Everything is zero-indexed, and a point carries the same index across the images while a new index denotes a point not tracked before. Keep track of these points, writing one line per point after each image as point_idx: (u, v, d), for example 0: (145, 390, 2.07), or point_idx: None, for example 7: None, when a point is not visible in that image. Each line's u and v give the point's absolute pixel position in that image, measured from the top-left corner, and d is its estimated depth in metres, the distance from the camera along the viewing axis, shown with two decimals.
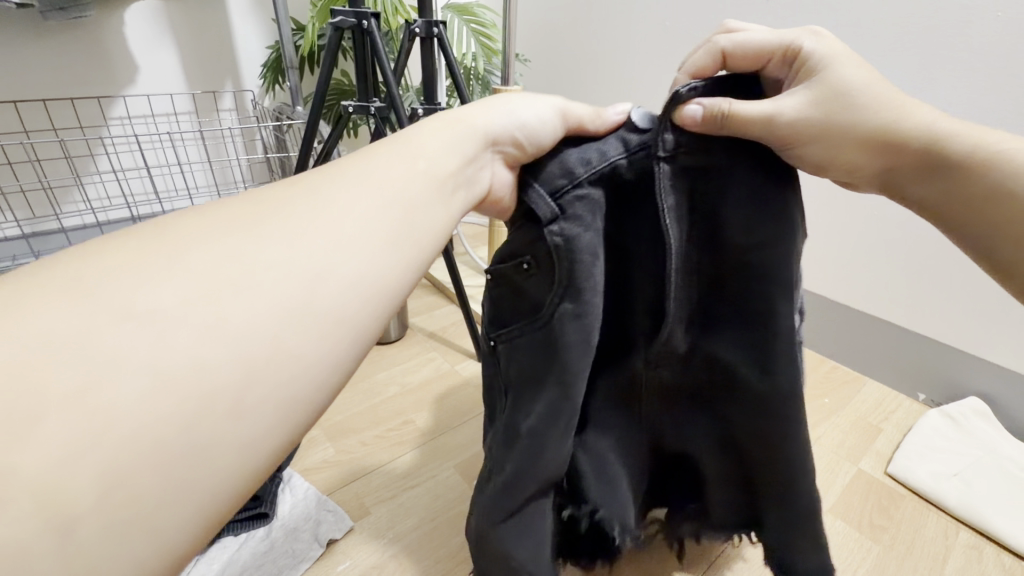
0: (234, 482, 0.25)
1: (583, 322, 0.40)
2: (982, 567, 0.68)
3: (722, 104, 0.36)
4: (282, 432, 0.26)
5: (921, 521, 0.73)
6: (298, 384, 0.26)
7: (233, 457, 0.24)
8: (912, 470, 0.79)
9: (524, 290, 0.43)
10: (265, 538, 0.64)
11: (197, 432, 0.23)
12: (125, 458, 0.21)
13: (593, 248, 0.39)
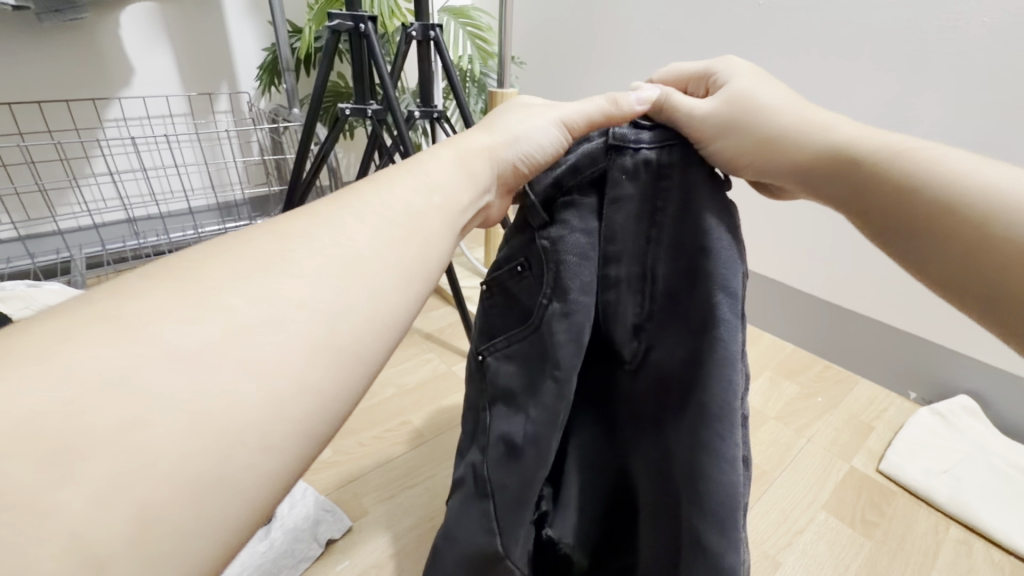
0: (287, 473, 0.24)
1: (570, 324, 0.38)
2: (972, 563, 0.69)
3: (664, 95, 0.40)
4: (319, 434, 0.26)
5: (912, 517, 0.75)
6: (343, 372, 0.27)
7: (286, 448, 0.24)
8: (903, 467, 0.80)
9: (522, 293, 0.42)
10: (264, 539, 0.64)
11: (255, 419, 0.23)
12: (191, 446, 0.21)
13: (578, 253, 0.38)
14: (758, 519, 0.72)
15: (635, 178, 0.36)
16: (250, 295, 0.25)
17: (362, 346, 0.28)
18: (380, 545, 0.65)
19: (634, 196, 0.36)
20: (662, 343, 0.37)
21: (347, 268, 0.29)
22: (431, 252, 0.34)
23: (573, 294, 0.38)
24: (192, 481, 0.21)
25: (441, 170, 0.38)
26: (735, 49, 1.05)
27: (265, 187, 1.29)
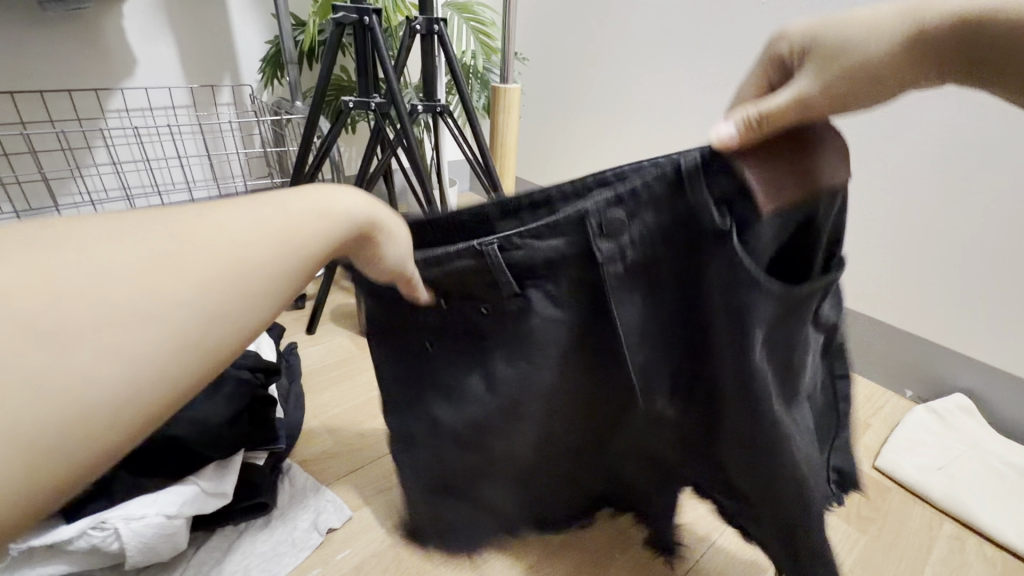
0: (140, 425, 0.25)
1: (505, 352, 0.48)
2: (964, 558, 0.70)
3: (749, 117, 0.34)
4: (188, 368, 0.26)
5: (906, 512, 0.75)
6: (203, 339, 0.27)
7: (145, 380, 0.25)
8: (898, 463, 0.81)
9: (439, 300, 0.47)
10: (264, 528, 0.65)
11: (95, 394, 0.24)
12: (39, 415, 0.22)
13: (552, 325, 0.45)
14: None
15: (619, 276, 0.40)
16: (104, 278, 0.25)
17: (227, 317, 0.28)
18: (380, 533, 0.66)
19: (618, 292, 0.41)
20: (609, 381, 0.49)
21: (219, 247, 0.28)
22: (312, 233, 0.33)
23: (505, 328, 0.46)
24: (39, 441, 0.22)
25: (337, 195, 0.36)
26: (738, 46, 1.06)
27: (267, 180, 1.29)
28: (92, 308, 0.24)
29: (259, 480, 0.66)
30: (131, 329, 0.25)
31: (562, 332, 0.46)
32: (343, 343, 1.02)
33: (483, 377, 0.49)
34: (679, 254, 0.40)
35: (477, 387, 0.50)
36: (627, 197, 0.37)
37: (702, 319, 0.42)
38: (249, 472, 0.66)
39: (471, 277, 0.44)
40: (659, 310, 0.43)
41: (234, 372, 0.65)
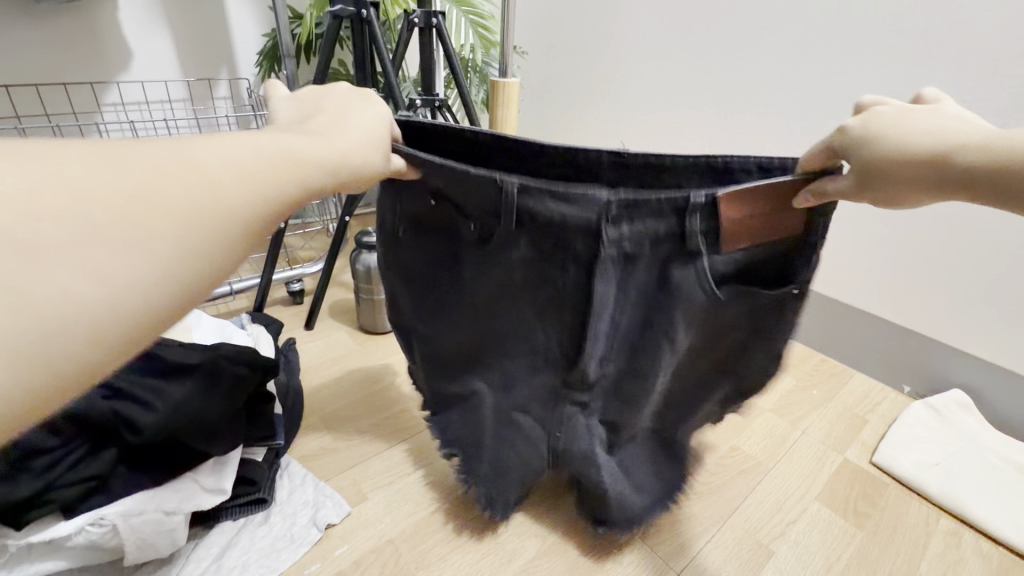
0: (119, 348, 0.26)
1: (487, 303, 0.59)
2: (960, 553, 0.70)
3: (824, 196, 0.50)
4: (170, 287, 0.28)
5: (903, 508, 0.76)
6: (176, 260, 0.28)
7: (131, 291, 0.26)
8: (896, 459, 0.81)
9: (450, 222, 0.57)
10: (263, 523, 0.65)
11: (80, 297, 0.25)
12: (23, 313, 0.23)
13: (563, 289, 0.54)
14: (754, 508, 0.73)
15: (603, 257, 0.51)
16: (84, 202, 0.26)
17: (192, 239, 0.29)
18: (379, 529, 0.66)
19: (603, 277, 0.52)
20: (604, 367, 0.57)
21: (192, 178, 0.30)
22: (273, 170, 0.35)
23: (486, 277, 0.57)
24: (22, 345, 0.23)
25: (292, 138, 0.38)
26: (738, 41, 1.05)
27: None
28: (76, 222, 0.25)
29: (257, 476, 0.66)
30: (117, 244, 0.26)
31: (539, 275, 0.54)
32: (341, 339, 1.02)
33: (462, 300, 0.61)
34: (650, 254, 0.52)
35: (458, 308, 0.62)
36: (634, 202, 0.48)
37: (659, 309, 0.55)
38: (247, 467, 0.66)
39: (473, 196, 0.52)
40: (623, 300, 0.55)
41: (232, 369, 0.63)
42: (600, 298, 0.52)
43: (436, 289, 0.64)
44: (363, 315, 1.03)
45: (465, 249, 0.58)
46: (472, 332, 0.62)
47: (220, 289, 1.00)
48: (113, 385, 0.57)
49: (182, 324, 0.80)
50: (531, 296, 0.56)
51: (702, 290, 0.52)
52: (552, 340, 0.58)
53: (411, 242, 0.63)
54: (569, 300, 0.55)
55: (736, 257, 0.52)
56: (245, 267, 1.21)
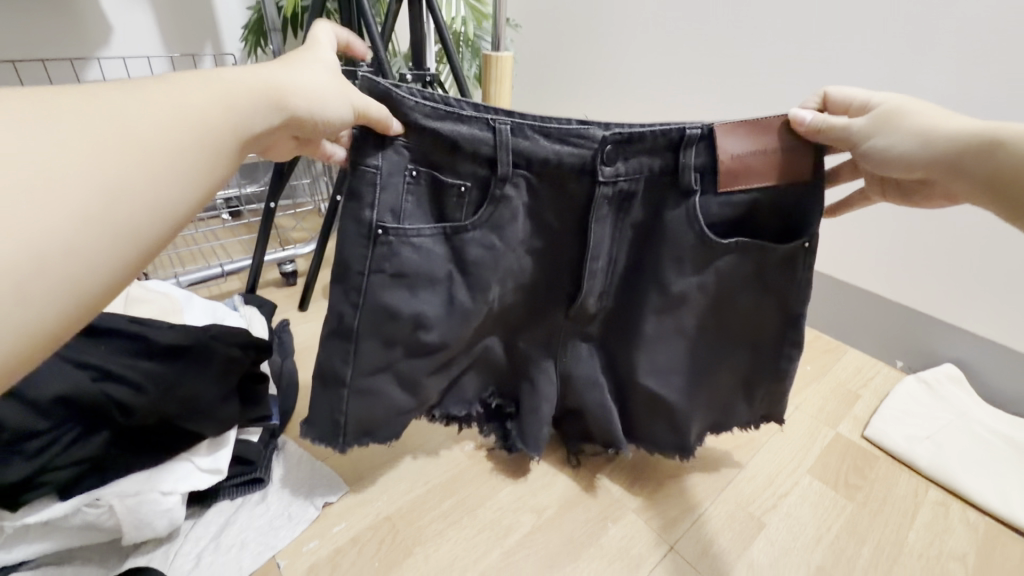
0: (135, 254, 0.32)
1: (492, 267, 0.58)
2: (948, 523, 0.71)
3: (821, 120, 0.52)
4: (169, 202, 0.34)
5: (893, 480, 0.77)
6: (168, 177, 0.34)
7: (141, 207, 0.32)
8: (886, 433, 0.82)
9: (440, 194, 0.56)
10: (260, 502, 0.65)
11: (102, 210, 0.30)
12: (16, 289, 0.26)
13: (559, 220, 0.59)
14: (745, 482, 0.74)
15: (602, 195, 0.55)
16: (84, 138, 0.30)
17: (152, 201, 0.33)
18: (375, 506, 0.66)
19: (602, 213, 0.56)
20: (603, 301, 0.62)
21: (161, 109, 0.35)
22: (228, 108, 0.39)
23: (486, 241, 0.57)
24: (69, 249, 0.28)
25: (238, 85, 0.40)
26: (737, 11, 1.02)
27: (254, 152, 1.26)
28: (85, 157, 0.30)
29: (253, 456, 0.66)
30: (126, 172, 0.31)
31: (543, 229, 0.59)
32: None
33: (463, 277, 0.58)
34: (644, 191, 0.57)
35: (459, 289, 0.58)
36: (629, 137, 0.54)
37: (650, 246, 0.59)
38: (242, 448, 0.66)
39: (465, 156, 0.54)
40: (618, 242, 0.59)
41: (225, 348, 0.63)
42: (596, 241, 0.57)
43: (432, 288, 0.57)
44: None
45: (464, 219, 0.56)
46: (478, 317, 0.60)
47: (211, 271, 0.99)
48: (103, 367, 0.56)
49: (173, 306, 0.80)
50: (533, 246, 0.60)
51: (698, 228, 0.56)
52: (558, 281, 0.62)
53: (400, 240, 0.54)
54: (569, 240, 0.60)
55: (724, 215, 0.57)
56: (237, 249, 1.20)
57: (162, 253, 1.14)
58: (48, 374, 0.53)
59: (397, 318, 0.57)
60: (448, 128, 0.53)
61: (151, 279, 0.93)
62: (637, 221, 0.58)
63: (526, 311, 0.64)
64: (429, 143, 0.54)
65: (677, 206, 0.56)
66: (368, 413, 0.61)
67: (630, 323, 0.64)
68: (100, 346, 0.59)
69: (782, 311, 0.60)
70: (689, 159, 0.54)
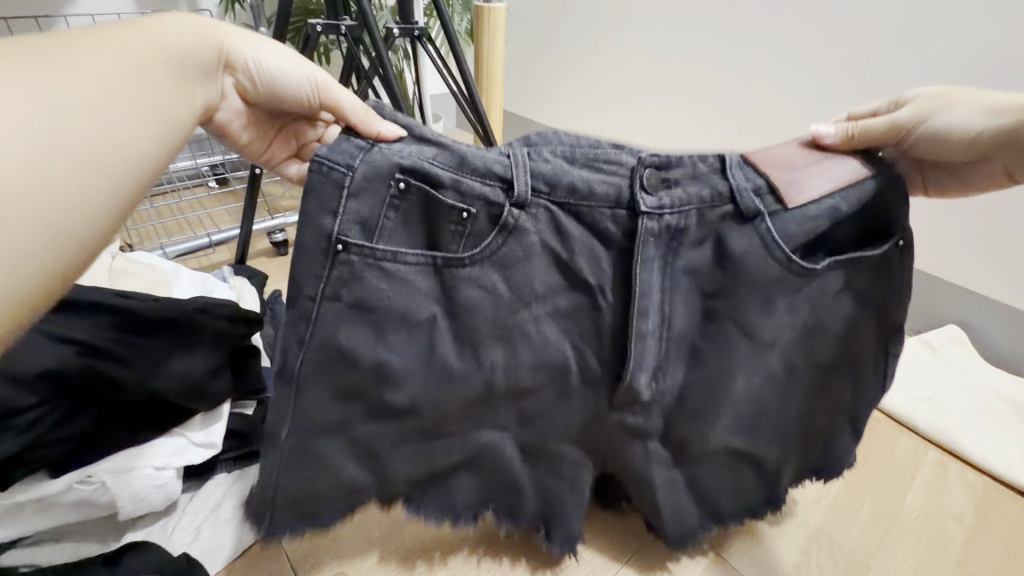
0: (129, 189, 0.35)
1: (493, 318, 0.50)
2: (945, 483, 0.72)
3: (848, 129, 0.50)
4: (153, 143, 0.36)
5: (892, 441, 0.77)
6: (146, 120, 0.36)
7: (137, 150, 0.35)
8: (887, 395, 0.82)
9: (439, 221, 0.48)
10: (257, 474, 0.65)
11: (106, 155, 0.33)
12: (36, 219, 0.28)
13: (596, 260, 0.49)
14: None
15: (649, 229, 0.47)
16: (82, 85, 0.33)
17: (149, 140, 0.36)
18: None
19: (647, 247, 0.47)
20: (669, 368, 0.51)
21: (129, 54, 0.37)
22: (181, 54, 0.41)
23: (486, 282, 0.49)
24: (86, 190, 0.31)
25: (188, 34, 0.43)
26: None
27: None
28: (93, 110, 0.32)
29: (247, 429, 0.66)
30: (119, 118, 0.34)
31: (574, 276, 0.50)
32: None
33: (453, 325, 0.50)
34: (697, 225, 0.48)
35: (444, 339, 0.50)
36: (666, 161, 0.48)
37: (716, 292, 0.50)
38: (236, 421, 0.65)
39: (472, 182, 0.47)
40: (677, 282, 0.49)
41: (213, 323, 0.61)
42: (643, 278, 0.47)
43: (410, 330, 0.49)
44: None
45: (466, 257, 0.48)
46: (473, 384, 0.51)
47: (198, 241, 0.96)
48: (90, 341, 0.53)
49: (160, 278, 0.77)
50: (560, 295, 0.50)
51: (782, 252, 0.48)
52: (587, 354, 0.52)
53: (366, 263, 0.47)
54: (604, 289, 0.50)
55: (804, 237, 0.48)
56: (225, 218, 1.16)
57: (148, 223, 1.10)
58: (32, 350, 0.51)
59: (354, 363, 0.49)
60: (455, 148, 0.48)
61: (137, 250, 0.91)
62: (700, 260, 0.49)
63: (564, 395, 0.53)
64: (433, 163, 0.47)
65: (737, 231, 0.48)
66: (308, 487, 0.52)
67: (703, 401, 0.52)
68: (83, 318, 0.55)
69: (877, 324, 0.53)
70: (733, 184, 0.47)
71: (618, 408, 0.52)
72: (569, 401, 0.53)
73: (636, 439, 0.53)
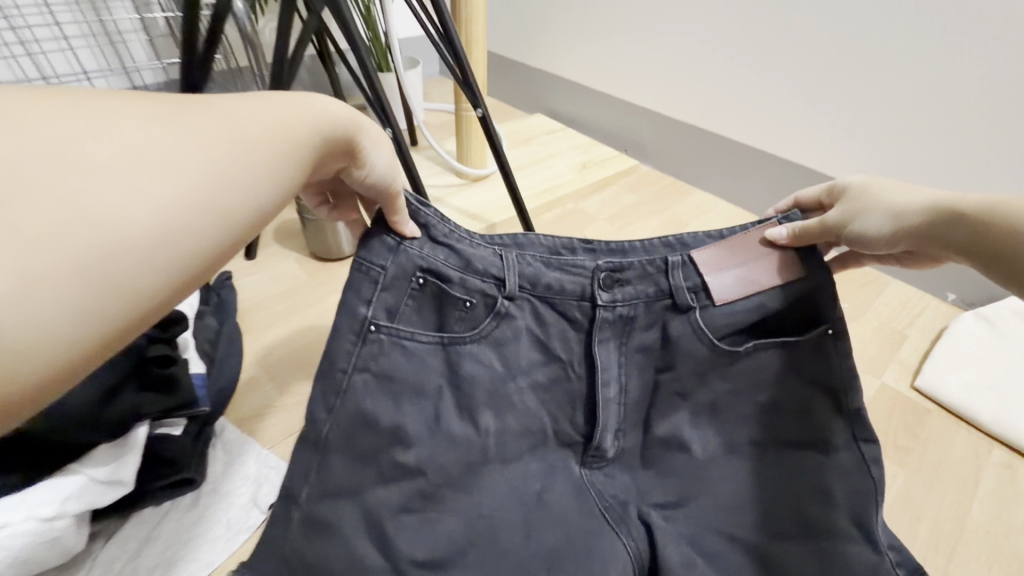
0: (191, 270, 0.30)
1: (489, 392, 0.50)
2: (1015, 489, 0.61)
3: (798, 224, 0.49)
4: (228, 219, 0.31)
5: (950, 439, 0.66)
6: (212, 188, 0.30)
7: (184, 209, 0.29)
8: (942, 383, 0.70)
9: (445, 307, 0.49)
10: (194, 507, 0.53)
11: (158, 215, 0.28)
12: (9, 258, 0.23)
13: (567, 340, 0.52)
14: None
15: (603, 318, 0.51)
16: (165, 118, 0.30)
17: (209, 206, 0.30)
18: None
19: (601, 339, 0.51)
20: (626, 435, 0.52)
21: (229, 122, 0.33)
22: (296, 124, 0.37)
23: (485, 360, 0.50)
24: (101, 260, 0.26)
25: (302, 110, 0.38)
26: None
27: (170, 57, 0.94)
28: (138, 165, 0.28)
29: (177, 454, 0.54)
30: (189, 180, 0.29)
31: (548, 350, 0.52)
32: (289, 269, 0.85)
33: (457, 398, 0.49)
34: (644, 313, 0.52)
35: (449, 410, 0.49)
36: (623, 265, 0.51)
37: (697, 367, 0.51)
38: (161, 446, 0.53)
39: (472, 271, 0.49)
40: (628, 362, 0.52)
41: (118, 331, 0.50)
42: (602, 362, 0.51)
43: (421, 419, 0.48)
44: (311, 238, 0.85)
45: (463, 335, 0.49)
46: (473, 453, 0.50)
47: None
48: None
49: None
50: (535, 373, 0.52)
51: (709, 340, 0.51)
52: (563, 419, 0.53)
53: (394, 342, 0.47)
54: (574, 364, 0.53)
55: (735, 325, 0.51)
56: None
57: None
58: None
59: (373, 428, 0.46)
60: (462, 248, 0.49)
61: None
62: (653, 339, 0.52)
63: (541, 459, 0.52)
64: (451, 262, 0.48)
65: (686, 322, 0.51)
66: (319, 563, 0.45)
67: (684, 475, 0.51)
68: None
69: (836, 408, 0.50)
70: (678, 283, 0.51)
71: (584, 455, 0.52)
72: (536, 463, 0.52)
73: (609, 495, 0.52)
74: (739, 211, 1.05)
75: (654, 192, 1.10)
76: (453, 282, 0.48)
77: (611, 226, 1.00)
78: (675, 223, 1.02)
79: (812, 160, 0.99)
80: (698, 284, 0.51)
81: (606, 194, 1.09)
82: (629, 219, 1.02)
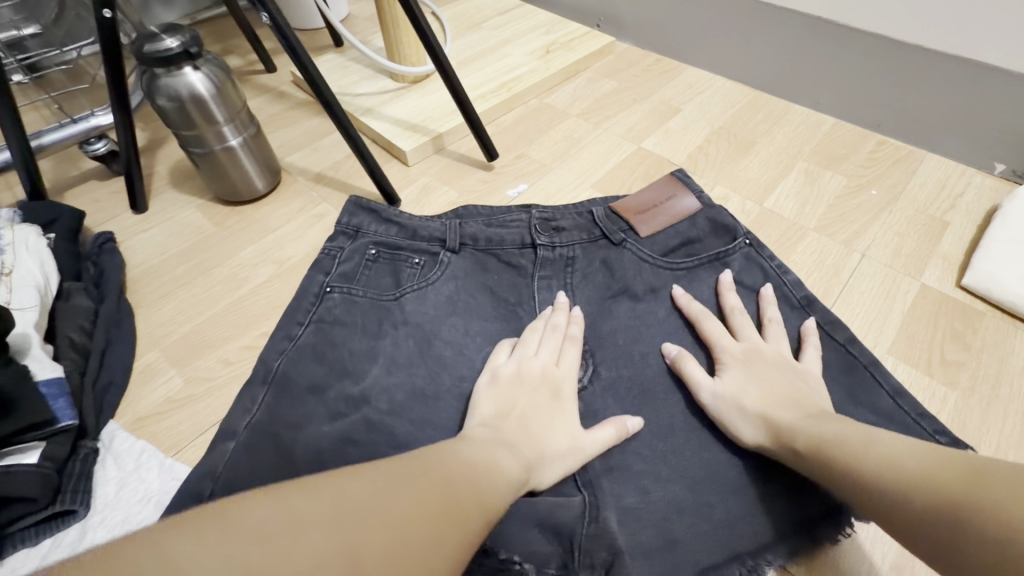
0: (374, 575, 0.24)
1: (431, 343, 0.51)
2: None
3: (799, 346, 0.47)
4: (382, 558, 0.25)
5: (1009, 344, 0.54)
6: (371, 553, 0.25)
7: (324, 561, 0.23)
8: (997, 278, 0.57)
9: (397, 262, 0.55)
10: (77, 546, 0.42)
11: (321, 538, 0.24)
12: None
13: (516, 283, 0.55)
14: None
15: (544, 257, 0.55)
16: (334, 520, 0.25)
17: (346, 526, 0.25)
18: None
19: (543, 275, 0.55)
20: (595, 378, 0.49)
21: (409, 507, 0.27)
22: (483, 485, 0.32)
23: (429, 299, 0.54)
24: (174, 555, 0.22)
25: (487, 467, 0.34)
26: None
27: None
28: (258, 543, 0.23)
29: (39, 490, 0.41)
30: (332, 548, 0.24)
31: (500, 305, 0.54)
32: (190, 221, 0.68)
33: (410, 339, 0.51)
34: (582, 255, 0.56)
35: (401, 366, 0.49)
36: (554, 214, 0.58)
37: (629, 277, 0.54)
38: (13, 483, 0.40)
39: (417, 231, 0.57)
40: (582, 295, 0.53)
41: None
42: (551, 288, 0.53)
43: (377, 357, 0.50)
44: (211, 179, 0.67)
45: (410, 288, 0.54)
46: (421, 418, 0.47)
47: None
48: None
49: None
50: (486, 321, 0.53)
51: (644, 257, 0.55)
52: None
53: (347, 294, 0.53)
54: (528, 299, 0.54)
55: (660, 245, 0.55)
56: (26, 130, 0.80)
57: None
58: None
59: (323, 396, 0.48)
60: (405, 221, 0.57)
61: None
62: (598, 270, 0.55)
63: None
64: (390, 229, 0.57)
65: (622, 255, 0.55)
66: None
67: (653, 385, 0.48)
68: None
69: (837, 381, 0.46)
70: (594, 209, 0.58)
71: None
72: None
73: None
74: (738, 88, 0.87)
75: (635, 74, 0.91)
76: (398, 222, 0.57)
77: (586, 122, 0.82)
78: (663, 110, 0.83)
79: (821, 6, 0.73)
80: (621, 229, 0.56)
81: (577, 84, 0.89)
82: (606, 111, 0.83)
